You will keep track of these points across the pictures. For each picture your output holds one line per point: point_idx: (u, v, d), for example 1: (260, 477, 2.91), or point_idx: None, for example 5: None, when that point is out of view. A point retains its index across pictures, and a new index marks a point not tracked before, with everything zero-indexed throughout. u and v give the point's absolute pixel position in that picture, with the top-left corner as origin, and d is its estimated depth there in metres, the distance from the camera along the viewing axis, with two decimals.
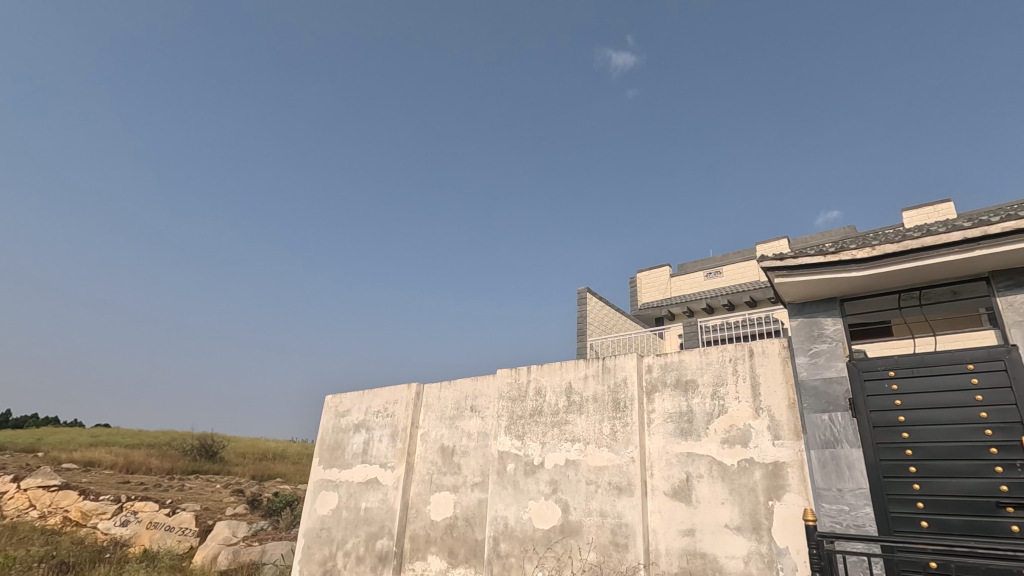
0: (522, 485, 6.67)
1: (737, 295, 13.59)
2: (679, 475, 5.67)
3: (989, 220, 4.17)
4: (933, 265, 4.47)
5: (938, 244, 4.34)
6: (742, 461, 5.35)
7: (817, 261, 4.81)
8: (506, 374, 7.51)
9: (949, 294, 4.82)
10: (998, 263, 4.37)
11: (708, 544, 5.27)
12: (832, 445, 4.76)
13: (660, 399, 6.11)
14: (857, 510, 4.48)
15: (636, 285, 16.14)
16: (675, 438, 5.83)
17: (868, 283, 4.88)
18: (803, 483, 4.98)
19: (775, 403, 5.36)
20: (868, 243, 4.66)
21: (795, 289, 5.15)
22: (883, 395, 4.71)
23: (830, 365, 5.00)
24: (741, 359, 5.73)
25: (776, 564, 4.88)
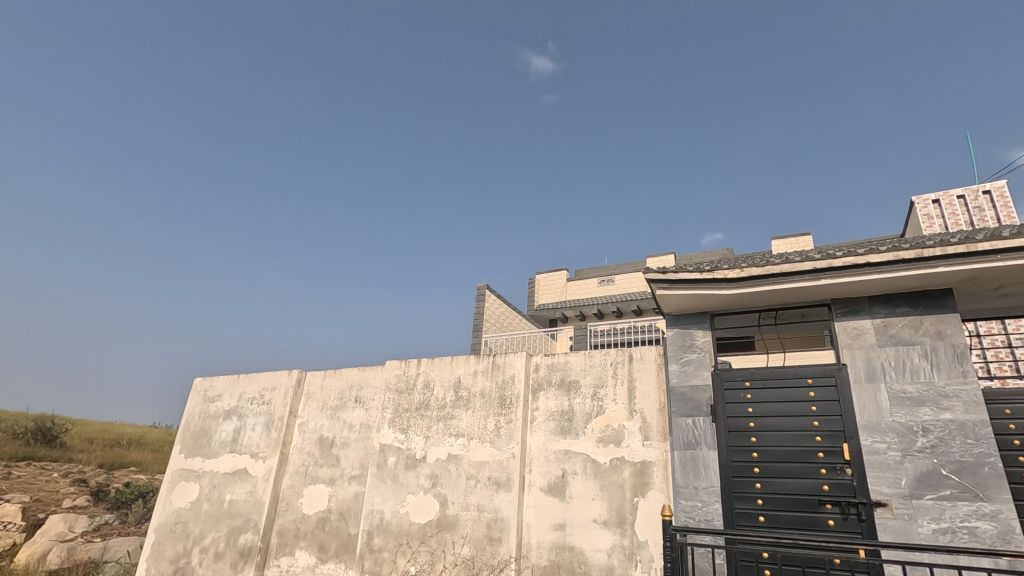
0: (402, 479, 6.56)
1: (625, 303, 14.38)
2: (555, 472, 5.89)
3: (835, 254, 4.75)
4: (789, 289, 5.01)
5: (794, 271, 4.87)
6: (614, 460, 5.67)
7: (694, 277, 5.20)
8: (395, 366, 7.35)
9: (799, 315, 5.43)
10: (838, 292, 5.00)
11: (577, 538, 5.52)
12: (693, 447, 5.17)
13: (545, 398, 6.31)
14: (708, 506, 4.92)
15: (534, 286, 16.57)
16: (555, 436, 6.05)
17: (735, 300, 5.37)
18: (664, 481, 5.38)
19: (648, 406, 5.74)
20: (738, 264, 5.11)
21: (674, 301, 5.52)
22: (738, 402, 5.22)
23: (697, 373, 5.44)
24: (621, 363, 6.07)
25: (635, 556, 5.24)
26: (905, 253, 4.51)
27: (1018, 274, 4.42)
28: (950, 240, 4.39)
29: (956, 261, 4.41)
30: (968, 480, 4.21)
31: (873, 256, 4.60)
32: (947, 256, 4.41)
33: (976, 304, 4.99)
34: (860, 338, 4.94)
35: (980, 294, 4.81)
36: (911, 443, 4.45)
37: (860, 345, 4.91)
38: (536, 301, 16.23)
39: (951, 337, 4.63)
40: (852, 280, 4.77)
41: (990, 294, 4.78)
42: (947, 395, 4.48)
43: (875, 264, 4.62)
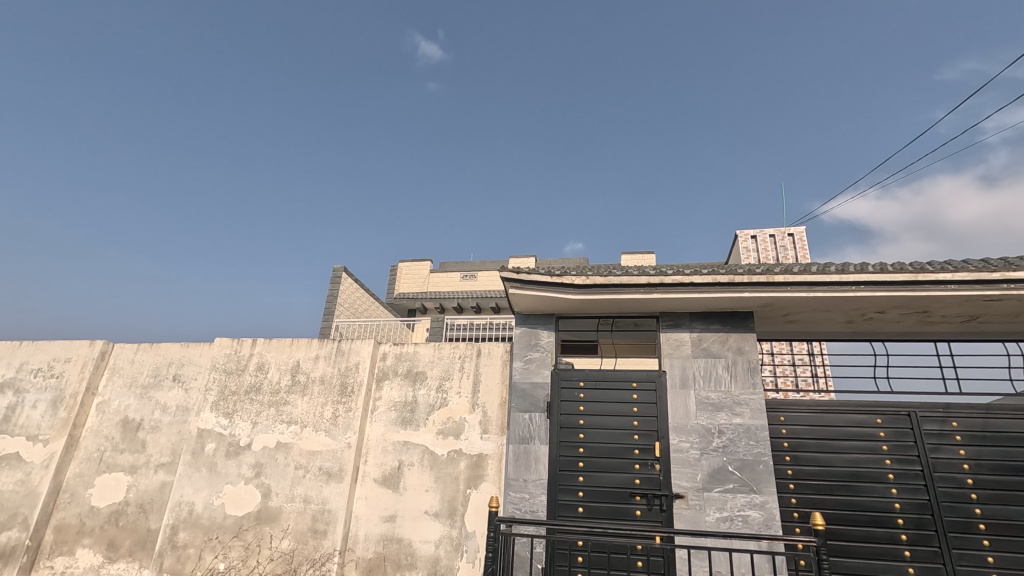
0: (220, 468, 5.98)
1: (485, 300, 14.65)
2: (391, 463, 5.78)
3: (667, 272, 5.26)
4: (626, 299, 5.45)
5: (631, 283, 5.31)
6: (451, 452, 5.72)
7: (545, 279, 5.42)
8: (225, 344, 6.69)
9: (632, 324, 5.93)
10: (666, 306, 5.55)
11: (406, 530, 5.48)
12: (527, 441, 5.40)
13: (389, 387, 6.17)
14: (534, 498, 5.16)
15: (396, 274, 16.21)
16: (395, 427, 5.93)
17: (579, 305, 5.71)
18: (498, 473, 5.56)
19: (490, 400, 5.88)
20: (584, 272, 5.44)
21: (524, 301, 5.72)
22: (571, 401, 5.58)
23: (538, 372, 5.69)
24: (469, 357, 6.14)
25: (462, 547, 5.34)
26: (721, 277, 5.15)
27: (801, 304, 5.27)
28: (756, 270, 5.09)
29: (758, 288, 5.13)
30: (747, 475, 4.92)
31: (697, 277, 5.18)
32: (752, 283, 5.12)
33: (769, 327, 5.86)
34: (679, 349, 5.54)
35: (773, 319, 5.66)
36: (709, 443, 5.09)
37: (678, 355, 5.51)
38: (396, 289, 15.88)
39: (748, 353, 5.39)
40: (677, 297, 5.33)
41: (781, 319, 5.63)
42: (739, 403, 5.21)
43: (697, 284, 5.20)
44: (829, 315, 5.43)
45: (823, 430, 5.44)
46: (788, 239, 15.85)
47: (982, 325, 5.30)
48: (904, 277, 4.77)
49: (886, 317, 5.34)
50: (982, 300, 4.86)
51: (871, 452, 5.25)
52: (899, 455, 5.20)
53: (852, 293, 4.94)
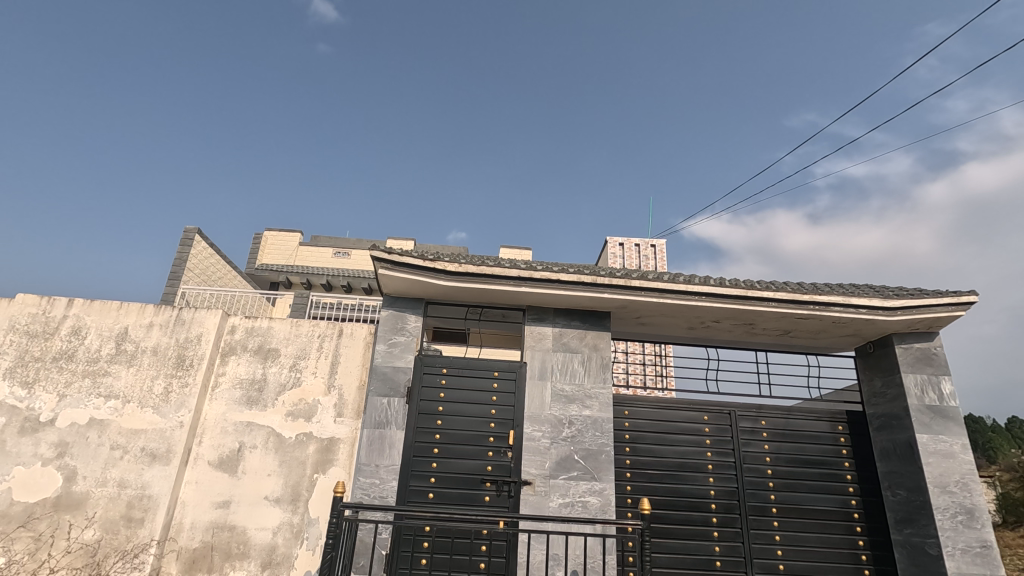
0: (10, 447, 5.07)
1: (356, 279, 14.10)
2: (230, 445, 5.31)
3: (537, 268, 5.45)
4: (495, 290, 5.54)
5: (502, 275, 5.41)
6: (300, 435, 5.41)
7: (417, 263, 5.32)
8: (31, 301, 5.67)
9: (500, 316, 6.08)
10: (533, 300, 5.73)
11: (240, 516, 5.08)
12: (382, 426, 5.24)
13: (235, 363, 5.66)
14: (384, 484, 5.03)
15: (259, 243, 14.96)
16: (238, 406, 5.46)
17: (449, 293, 5.69)
18: (349, 458, 5.37)
19: (347, 382, 5.66)
20: (458, 260, 5.43)
21: (394, 283, 5.56)
22: (433, 387, 5.59)
23: (401, 356, 5.57)
24: (329, 337, 5.84)
25: (302, 534, 5.09)
26: (585, 278, 5.45)
27: (652, 309, 5.73)
28: (616, 274, 5.47)
29: (617, 291, 5.49)
30: (590, 464, 5.26)
31: (564, 275, 5.42)
32: (612, 285, 5.48)
33: (624, 328, 6.30)
34: (541, 342, 5.74)
35: (627, 321, 6.09)
36: (559, 432, 5.35)
37: (539, 348, 5.71)
38: (259, 260, 14.68)
39: (602, 350, 5.76)
40: (545, 292, 5.53)
41: (634, 321, 6.08)
42: (590, 396, 5.55)
43: (563, 282, 5.44)
44: (675, 321, 5.98)
45: (659, 425, 5.98)
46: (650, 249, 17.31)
47: (792, 339, 6.18)
48: (736, 292, 5.44)
49: (720, 326, 6.01)
50: (794, 317, 5.66)
51: (697, 445, 5.89)
52: (718, 448, 5.89)
53: (694, 302, 5.49)
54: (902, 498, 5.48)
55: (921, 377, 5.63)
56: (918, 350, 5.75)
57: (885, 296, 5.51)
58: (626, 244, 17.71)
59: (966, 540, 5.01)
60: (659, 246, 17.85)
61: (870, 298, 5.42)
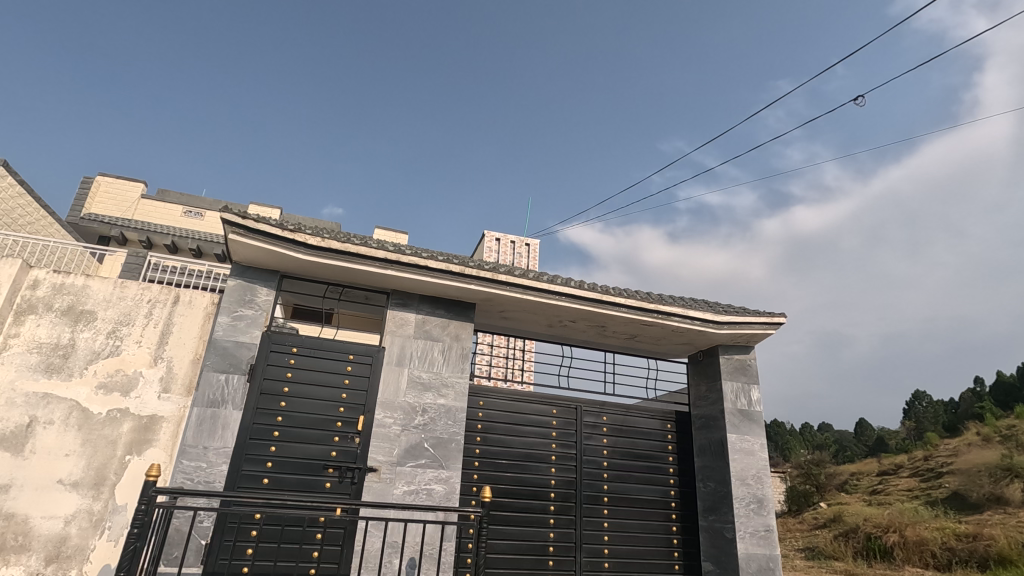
0: None
1: (210, 244, 12.67)
2: (17, 419, 4.51)
3: (405, 252, 5.33)
4: (359, 270, 5.32)
5: (367, 255, 5.21)
6: (113, 411, 4.75)
7: (274, 232, 4.92)
8: None
9: (362, 297, 5.87)
10: (398, 284, 5.60)
11: (22, 503, 4.33)
12: (216, 405, 4.78)
13: (33, 324, 4.81)
14: (212, 468, 4.59)
15: (89, 189, 12.91)
16: (33, 374, 4.65)
17: (309, 268, 5.36)
18: (172, 439, 4.83)
19: (179, 355, 5.08)
20: (321, 234, 5.13)
21: (245, 251, 5.09)
22: (279, 366, 5.23)
23: (246, 331, 5.13)
24: (161, 303, 5.19)
25: (104, 523, 4.48)
26: (454, 267, 5.45)
27: (515, 305, 5.90)
28: (484, 267, 5.55)
29: (483, 283, 5.57)
30: (439, 452, 5.28)
31: (432, 263, 5.37)
32: (479, 278, 5.55)
33: (487, 320, 6.41)
34: (402, 328, 5.63)
35: (491, 313, 6.21)
36: (411, 420, 5.30)
37: (400, 334, 5.60)
38: (87, 209, 12.67)
39: (463, 340, 5.82)
40: (411, 278, 5.43)
41: (497, 314, 6.22)
42: (446, 385, 5.57)
43: (430, 269, 5.39)
44: (535, 318, 6.21)
45: (511, 416, 6.18)
46: (523, 248, 17.91)
47: (637, 343, 6.74)
48: (592, 295, 5.80)
49: (576, 326, 6.36)
50: (640, 324, 6.17)
51: (543, 437, 6.18)
52: (562, 440, 6.24)
53: (554, 301, 5.75)
54: (711, 489, 6.24)
55: (736, 384, 6.44)
56: (736, 360, 6.57)
57: (715, 311, 6.22)
58: (502, 240, 18.14)
59: (755, 525, 5.84)
60: (532, 246, 18.56)
61: (703, 312, 6.09)
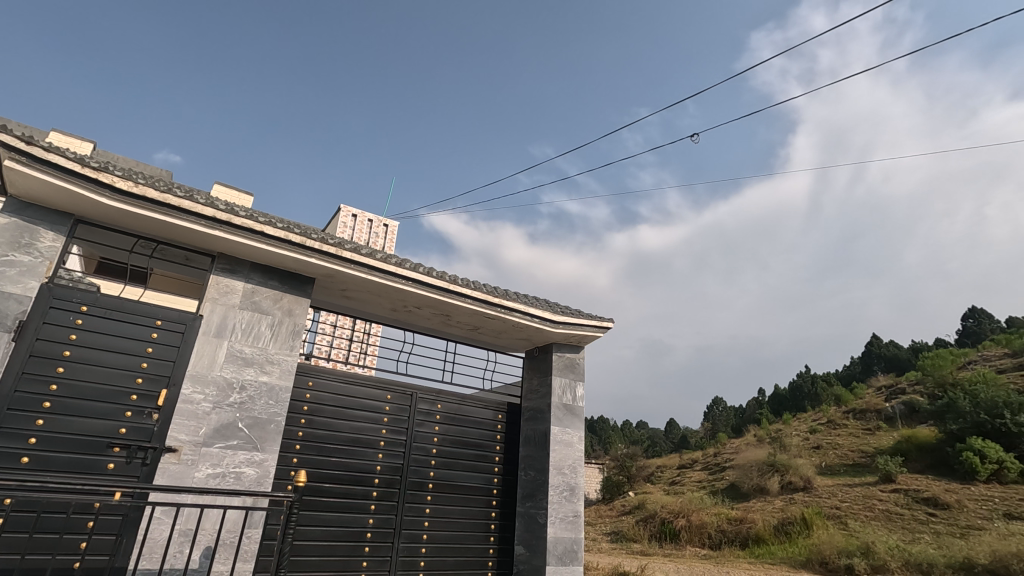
0: None
1: None
2: None
3: (238, 213, 4.83)
4: (180, 226, 4.71)
5: (192, 211, 4.63)
6: None
7: (70, 166, 4.14)
8: None
9: (181, 257, 5.22)
10: (227, 248, 5.07)
11: None
12: None
13: None
14: None
15: None
16: None
17: (115, 215, 4.61)
18: None
19: None
20: (134, 178, 4.42)
21: (27, 183, 4.21)
22: (61, 325, 4.45)
23: (18, 280, 4.23)
24: None
25: None
26: (294, 237, 5.08)
27: (358, 285, 5.69)
28: (329, 241, 5.25)
29: (325, 258, 5.28)
30: (255, 433, 4.89)
31: (268, 229, 4.94)
32: (321, 251, 5.24)
33: (326, 297, 6.09)
34: (225, 296, 5.10)
35: (331, 291, 5.91)
36: (225, 397, 4.82)
37: (223, 302, 5.06)
38: None
39: (297, 316, 5.46)
40: (243, 242, 4.95)
41: (338, 293, 5.94)
42: (272, 361, 5.19)
43: (267, 236, 4.96)
44: (378, 300, 6.05)
45: (341, 399, 5.94)
46: (381, 228, 17.43)
47: (479, 335, 6.89)
48: (439, 284, 5.81)
49: (420, 312, 6.32)
50: (483, 316, 6.32)
51: (374, 422, 6.04)
52: (393, 426, 6.17)
53: (400, 285, 5.66)
54: (531, 477, 6.63)
55: (564, 380, 6.90)
56: (567, 358, 7.04)
57: (553, 311, 6.60)
58: (358, 218, 17.42)
59: (565, 511, 6.32)
60: (390, 228, 18.15)
61: (542, 311, 6.42)
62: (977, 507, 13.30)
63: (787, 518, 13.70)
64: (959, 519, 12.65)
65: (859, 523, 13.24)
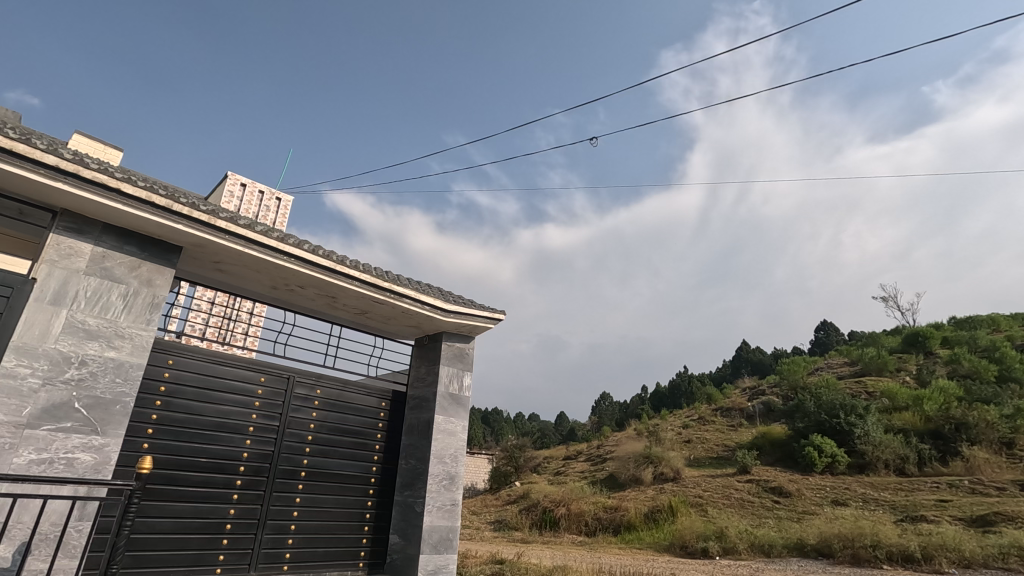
0: None
1: None
2: None
3: (88, 164, 4.23)
4: (12, 173, 4.05)
5: (28, 157, 3.98)
6: None
7: None
8: None
9: (14, 211, 4.51)
10: (74, 204, 4.44)
11: None
12: None
13: None
14: None
15: None
16: None
17: None
18: None
19: None
20: None
21: None
22: None
23: None
24: None
25: None
26: (157, 199, 4.56)
27: (234, 257, 5.25)
28: (200, 207, 4.78)
29: (194, 226, 4.81)
30: (95, 415, 4.36)
31: (126, 187, 4.39)
32: (190, 218, 4.76)
33: (196, 269, 5.58)
34: (68, 258, 4.46)
35: (202, 262, 5.41)
36: (60, 372, 4.24)
37: (64, 265, 4.43)
38: None
39: (157, 287, 4.95)
40: (93, 199, 4.36)
41: (210, 265, 5.45)
42: (122, 336, 4.66)
43: (125, 194, 4.41)
44: (256, 276, 5.64)
45: (207, 380, 5.48)
46: (273, 202, 16.36)
47: (366, 319, 6.66)
48: (326, 264, 5.52)
49: (303, 292, 5.98)
50: (371, 300, 6.11)
51: (243, 406, 5.63)
52: (265, 411, 5.79)
53: (282, 262, 5.31)
54: (411, 466, 6.55)
55: (452, 369, 6.87)
56: (457, 348, 7.02)
57: (445, 300, 6.54)
58: (247, 188, 16.16)
59: (443, 499, 6.31)
60: (284, 202, 17.06)
61: (434, 299, 6.33)
62: (812, 495, 15.17)
63: (656, 506, 14.73)
64: (798, 506, 14.34)
65: (716, 510, 14.59)
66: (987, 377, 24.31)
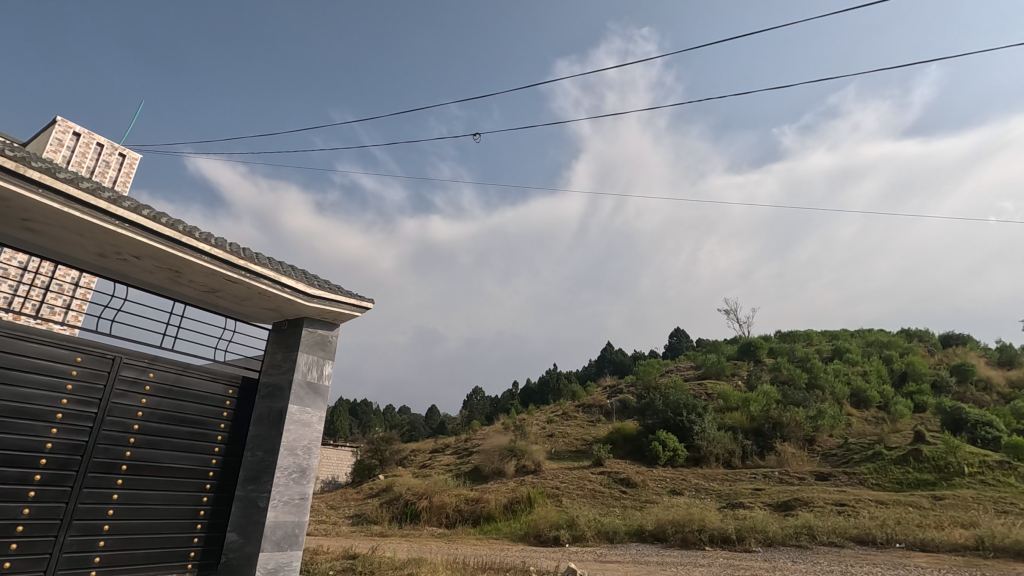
0: None
1: None
2: None
3: None
4: None
5: None
6: None
7: None
8: None
9: None
10: None
11: None
12: None
13: None
14: None
15: None
16: None
17: None
18: None
19: None
20: None
21: None
22: None
23: None
24: None
25: None
26: None
27: (50, 217, 4.52)
28: (5, 153, 4.02)
29: None
30: None
31: None
32: None
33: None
34: None
35: (5, 217, 4.58)
36: None
37: None
38: None
39: None
40: None
41: (18, 222, 4.64)
42: None
43: None
44: (79, 240, 4.89)
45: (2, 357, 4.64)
46: (115, 158, 14.40)
47: (216, 298, 6.09)
48: (169, 234, 4.94)
49: (139, 263, 5.32)
50: (223, 278, 5.60)
51: (51, 390, 4.85)
52: (79, 395, 5.04)
53: (114, 228, 4.66)
54: (257, 458, 6.11)
55: (312, 357, 6.52)
56: (319, 335, 6.67)
57: (309, 284, 6.16)
58: (82, 138, 14.03)
59: (291, 493, 5.97)
60: (129, 159, 15.04)
61: (296, 282, 5.94)
62: (654, 485, 16.71)
63: (516, 497, 15.26)
64: (641, 495, 15.70)
65: (570, 500, 15.49)
66: (799, 383, 28.52)
